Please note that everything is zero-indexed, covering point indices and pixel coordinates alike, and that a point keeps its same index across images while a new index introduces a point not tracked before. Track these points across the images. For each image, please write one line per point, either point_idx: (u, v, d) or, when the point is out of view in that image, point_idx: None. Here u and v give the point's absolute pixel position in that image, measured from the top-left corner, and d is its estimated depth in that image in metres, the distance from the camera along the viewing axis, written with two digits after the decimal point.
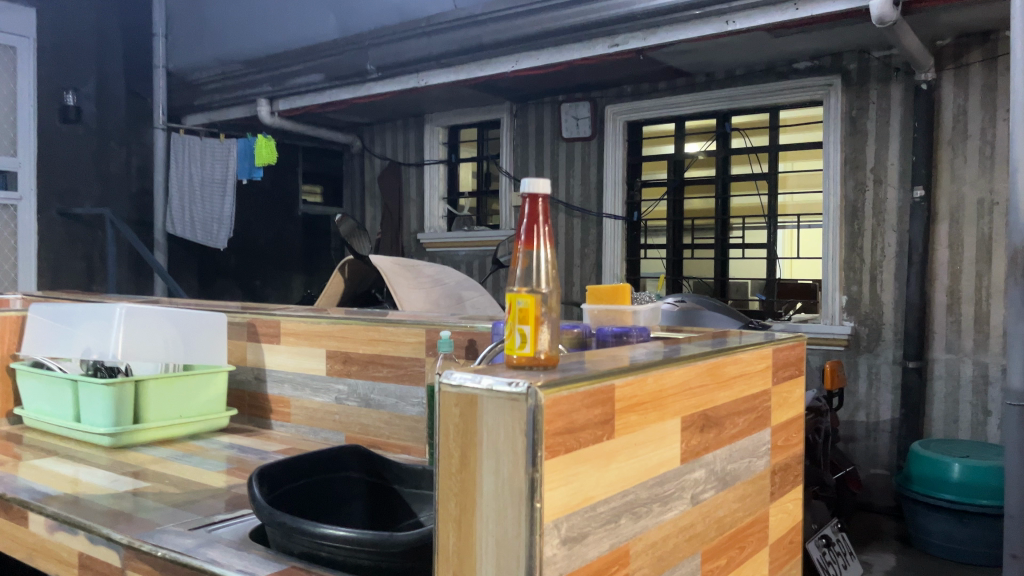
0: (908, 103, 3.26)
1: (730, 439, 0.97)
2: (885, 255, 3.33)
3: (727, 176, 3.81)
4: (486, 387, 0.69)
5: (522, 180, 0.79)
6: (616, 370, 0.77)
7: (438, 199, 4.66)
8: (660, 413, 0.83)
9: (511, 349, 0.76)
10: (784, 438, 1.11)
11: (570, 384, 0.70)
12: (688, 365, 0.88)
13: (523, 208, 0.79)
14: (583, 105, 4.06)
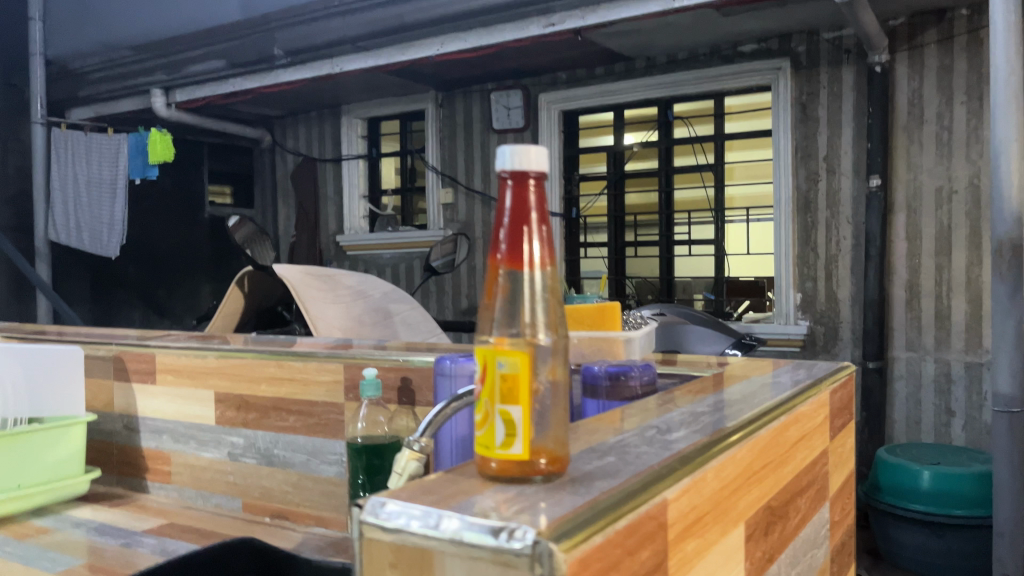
0: (860, 86, 3.02)
1: (793, 533, 0.72)
2: (840, 249, 3.10)
3: (671, 168, 3.56)
4: (448, 537, 0.39)
5: (499, 150, 0.47)
6: (672, 475, 0.49)
7: (359, 197, 4.28)
8: (721, 526, 0.55)
9: (486, 446, 0.45)
10: (839, 510, 0.90)
11: (609, 518, 0.41)
12: (746, 442, 0.60)
13: (503, 200, 0.47)
14: (515, 93, 3.74)
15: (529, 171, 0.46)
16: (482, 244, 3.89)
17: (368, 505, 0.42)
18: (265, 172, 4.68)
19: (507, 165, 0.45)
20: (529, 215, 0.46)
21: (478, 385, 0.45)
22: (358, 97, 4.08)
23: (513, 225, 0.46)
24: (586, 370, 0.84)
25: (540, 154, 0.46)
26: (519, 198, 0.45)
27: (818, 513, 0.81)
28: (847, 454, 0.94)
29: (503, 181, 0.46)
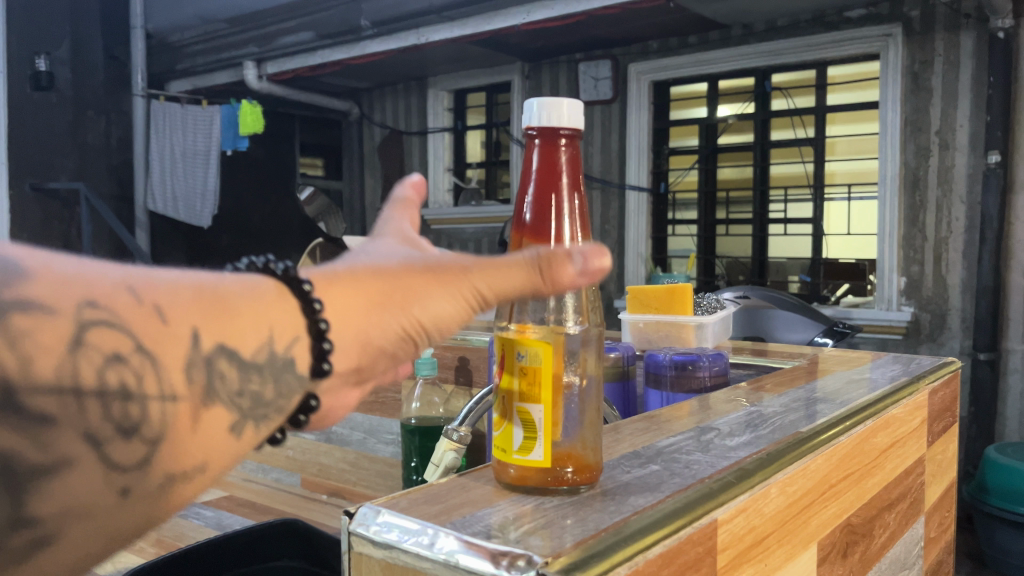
0: (981, 55, 2.77)
1: (877, 554, 0.67)
2: (951, 230, 2.87)
3: (767, 142, 3.40)
4: (443, 559, 0.37)
5: (529, 105, 0.47)
6: (723, 494, 0.46)
7: (444, 170, 4.26)
8: (784, 548, 0.52)
9: (505, 450, 0.43)
10: (936, 527, 0.82)
11: (641, 546, 0.39)
12: (818, 454, 0.56)
13: (532, 157, 0.47)
14: (604, 63, 3.64)
15: (560, 127, 0.46)
16: None
17: (359, 515, 0.42)
18: (353, 145, 4.71)
19: (535, 120, 0.46)
20: (559, 175, 0.46)
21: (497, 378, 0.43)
22: (444, 68, 4.05)
23: (541, 184, 0.46)
24: (652, 357, 0.85)
25: (573, 111, 0.46)
26: (548, 159, 0.46)
27: (911, 529, 0.74)
28: (947, 462, 0.86)
29: (533, 139, 0.47)
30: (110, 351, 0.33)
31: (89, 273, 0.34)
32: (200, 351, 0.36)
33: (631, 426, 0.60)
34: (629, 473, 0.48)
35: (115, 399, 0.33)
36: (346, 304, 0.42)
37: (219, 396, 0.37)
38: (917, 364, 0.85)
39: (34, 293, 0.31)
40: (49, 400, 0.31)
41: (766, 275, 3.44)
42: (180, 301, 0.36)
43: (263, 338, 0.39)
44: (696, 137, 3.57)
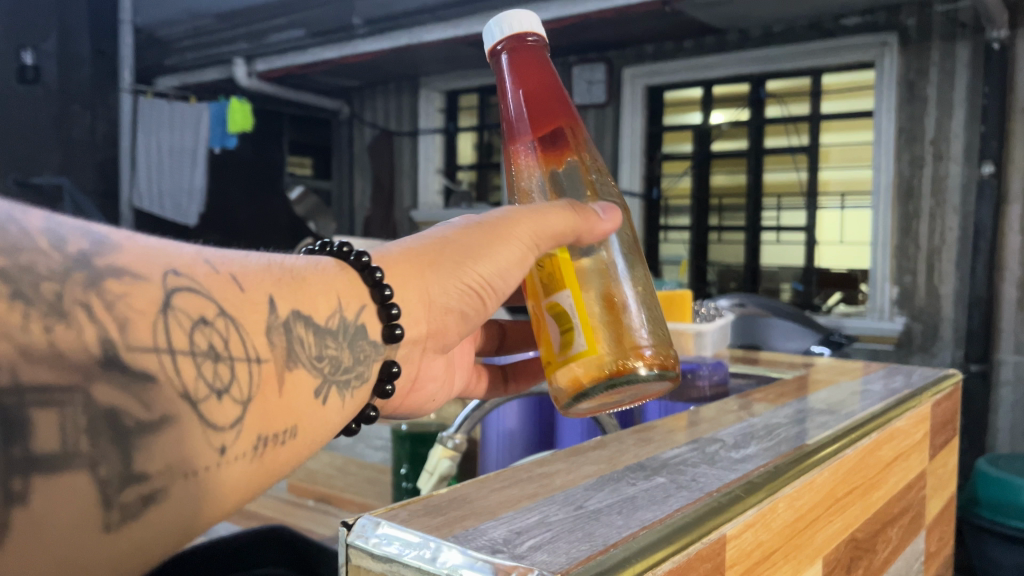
0: (976, 65, 2.76)
1: (881, 569, 0.61)
2: (944, 240, 2.85)
3: (761, 150, 3.39)
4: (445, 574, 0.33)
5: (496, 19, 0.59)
6: (728, 507, 0.41)
7: (434, 172, 4.23)
8: (791, 565, 0.47)
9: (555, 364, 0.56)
10: (936, 541, 0.76)
11: (651, 563, 0.35)
12: (826, 467, 0.51)
13: (516, 70, 0.58)
14: (599, 67, 3.59)
15: (526, 34, 0.59)
16: None
17: (358, 527, 0.37)
18: (343, 145, 4.67)
19: (508, 31, 0.58)
20: (542, 78, 0.58)
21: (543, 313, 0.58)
22: (436, 69, 4.02)
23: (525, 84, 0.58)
24: None
25: (534, 19, 0.59)
26: (528, 70, 0.58)
27: (912, 544, 0.68)
28: (948, 477, 0.80)
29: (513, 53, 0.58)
30: (198, 318, 0.38)
31: (176, 251, 0.41)
32: (278, 317, 0.44)
33: (628, 437, 0.56)
34: (633, 487, 0.44)
35: (207, 360, 0.38)
36: (405, 275, 0.55)
37: (301, 362, 0.45)
38: (916, 375, 0.82)
39: (122, 262, 0.36)
40: (150, 360, 0.35)
41: (758, 282, 3.46)
42: (253, 279, 0.45)
43: (332, 305, 0.49)
44: (689, 142, 3.56)
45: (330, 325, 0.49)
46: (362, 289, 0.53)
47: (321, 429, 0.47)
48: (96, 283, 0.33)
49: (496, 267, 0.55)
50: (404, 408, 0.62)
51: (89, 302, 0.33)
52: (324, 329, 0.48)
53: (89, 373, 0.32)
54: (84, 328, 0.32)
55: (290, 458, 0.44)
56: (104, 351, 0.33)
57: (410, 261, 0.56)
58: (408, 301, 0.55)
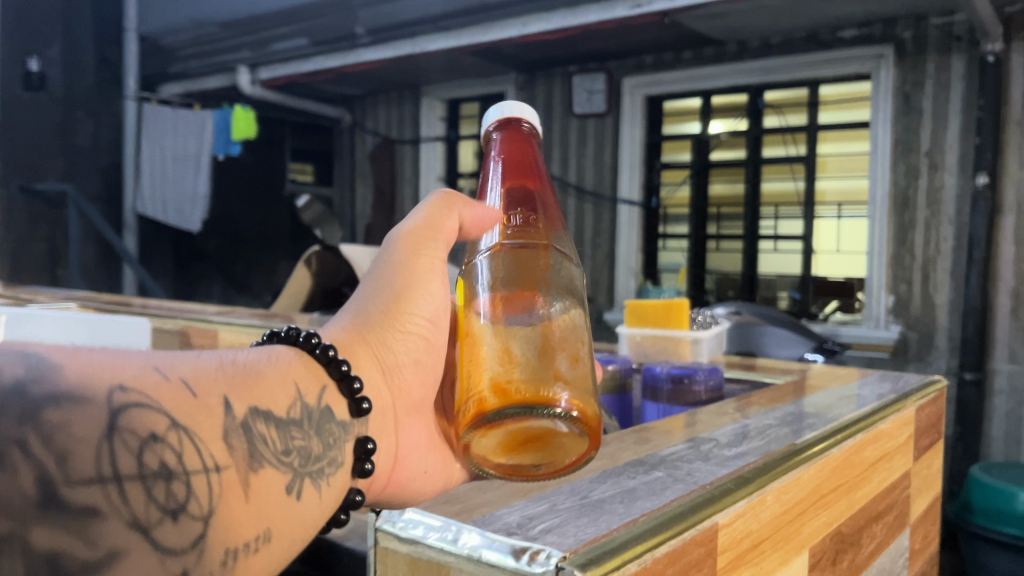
0: (971, 78, 2.80)
1: (866, 563, 0.65)
2: (939, 251, 2.88)
3: (759, 159, 3.41)
4: (466, 554, 0.37)
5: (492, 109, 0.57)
6: (717, 498, 0.44)
7: (435, 179, 4.26)
8: (778, 553, 0.50)
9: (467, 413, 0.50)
10: (921, 538, 0.79)
11: (651, 545, 0.38)
12: (812, 465, 0.54)
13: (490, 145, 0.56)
14: (598, 77, 3.66)
15: (521, 120, 0.56)
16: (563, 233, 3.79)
17: (385, 513, 0.41)
18: (344, 153, 4.70)
19: (504, 112, 0.56)
20: (529, 155, 0.55)
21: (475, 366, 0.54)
22: (438, 78, 4.06)
23: (512, 157, 0.55)
24: (650, 369, 0.84)
25: (523, 110, 0.56)
26: (500, 143, 0.55)
27: (897, 540, 0.72)
28: (933, 477, 0.83)
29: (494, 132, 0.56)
30: (147, 436, 0.35)
31: (122, 358, 0.37)
32: (234, 419, 0.41)
33: (627, 436, 0.59)
34: (634, 479, 0.47)
35: (158, 481, 0.35)
36: (357, 339, 0.53)
37: (266, 461, 0.42)
38: (903, 382, 0.85)
39: (63, 384, 0.33)
40: (93, 493, 0.32)
41: (756, 291, 3.47)
42: (205, 378, 0.41)
43: (292, 393, 0.46)
44: (688, 152, 3.60)
45: (291, 417, 0.45)
46: (320, 371, 0.49)
47: (300, 527, 0.43)
48: (36, 415, 0.31)
49: (430, 291, 0.57)
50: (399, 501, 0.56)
51: (27, 436, 0.30)
52: (286, 421, 0.44)
53: (26, 517, 0.29)
54: (20, 471, 0.30)
55: (268, 562, 0.40)
56: (42, 489, 0.30)
57: (355, 325, 0.54)
58: (369, 367, 0.52)
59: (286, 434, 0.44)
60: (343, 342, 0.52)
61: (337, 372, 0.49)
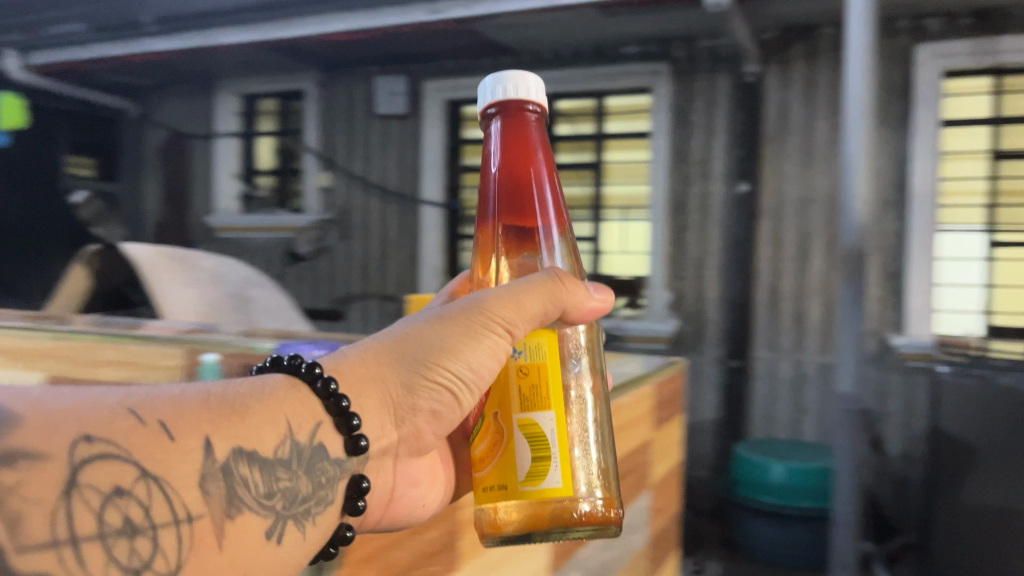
0: (733, 97, 3.14)
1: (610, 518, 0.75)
2: (708, 250, 3.19)
3: (553, 165, 3.60)
4: None
5: (494, 76, 0.52)
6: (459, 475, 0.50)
7: (231, 176, 4.11)
8: None
9: (493, 487, 0.50)
10: (662, 498, 0.92)
11: None
12: None
13: (507, 129, 0.52)
14: (400, 79, 3.72)
15: (526, 102, 0.52)
16: (358, 233, 3.86)
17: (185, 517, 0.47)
18: (130, 148, 4.39)
19: (500, 94, 0.51)
20: (535, 156, 0.52)
21: (477, 421, 0.54)
22: (236, 72, 3.94)
23: (505, 168, 0.52)
24: None
25: (536, 84, 0.52)
26: (522, 131, 0.52)
27: (636, 502, 0.82)
28: (672, 446, 0.97)
29: (507, 114, 0.52)
30: (110, 490, 0.40)
31: (95, 407, 0.42)
32: (214, 463, 0.45)
33: None
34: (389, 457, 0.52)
35: (119, 539, 0.40)
36: (364, 380, 0.55)
37: (244, 507, 0.47)
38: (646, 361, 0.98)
39: (21, 444, 0.37)
40: (45, 558, 0.36)
41: None
42: (185, 419, 0.45)
43: (282, 431, 0.50)
44: None
45: (280, 456, 0.49)
46: (316, 407, 0.52)
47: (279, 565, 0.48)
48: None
49: (474, 364, 0.54)
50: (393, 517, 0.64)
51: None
52: (273, 462, 0.49)
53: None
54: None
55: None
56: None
57: (372, 364, 0.56)
58: (371, 409, 0.55)
59: (272, 477, 0.49)
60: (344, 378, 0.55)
61: (333, 409, 0.53)
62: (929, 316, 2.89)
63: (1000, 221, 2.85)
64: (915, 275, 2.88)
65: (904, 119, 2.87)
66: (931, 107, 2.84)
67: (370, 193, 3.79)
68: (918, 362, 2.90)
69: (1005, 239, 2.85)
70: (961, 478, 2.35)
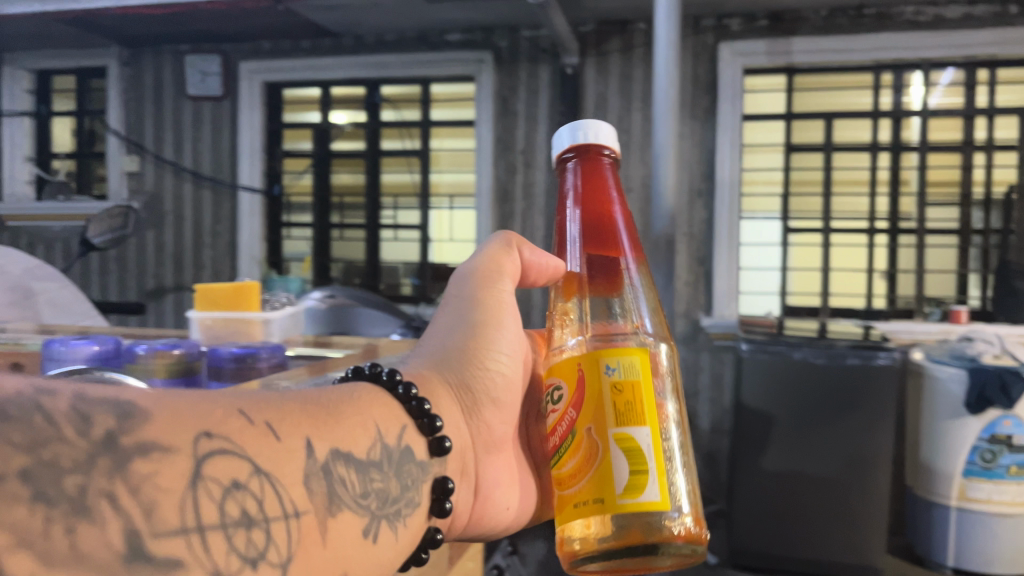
0: (554, 87, 3.20)
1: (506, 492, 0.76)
2: (533, 238, 3.25)
3: (377, 152, 3.53)
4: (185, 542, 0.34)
5: (570, 127, 0.60)
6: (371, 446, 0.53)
7: (23, 160, 3.74)
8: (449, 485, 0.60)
9: (587, 503, 0.52)
10: None
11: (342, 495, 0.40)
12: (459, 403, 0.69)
13: (582, 170, 0.60)
14: (213, 59, 3.53)
15: (600, 146, 0.60)
16: (171, 221, 3.67)
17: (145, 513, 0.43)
18: None
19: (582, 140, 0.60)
20: (609, 192, 0.61)
21: (560, 438, 0.55)
22: (26, 44, 3.59)
23: (587, 206, 0.60)
24: (215, 352, 1.01)
25: (606, 132, 0.60)
26: (596, 169, 0.60)
27: None
28: None
29: (583, 158, 0.60)
30: (229, 483, 0.42)
31: (210, 407, 0.45)
32: (315, 462, 0.50)
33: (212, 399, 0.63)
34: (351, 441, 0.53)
35: (238, 530, 0.41)
36: (429, 379, 0.68)
37: (344, 505, 0.51)
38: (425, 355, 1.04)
39: (154, 434, 0.39)
40: (176, 543, 0.37)
41: (378, 279, 3.58)
42: (288, 423, 0.50)
43: (372, 435, 0.57)
44: (309, 141, 3.60)
45: (371, 458, 0.56)
46: (401, 411, 0.62)
47: (369, 563, 0.53)
48: (124, 466, 0.36)
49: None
50: (474, 521, 0.73)
51: (115, 489, 0.35)
52: (366, 463, 0.55)
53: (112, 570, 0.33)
54: (109, 525, 0.34)
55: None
56: (129, 544, 0.35)
57: (434, 367, 0.70)
58: (445, 402, 0.68)
59: (366, 477, 0.55)
60: (421, 380, 0.68)
61: (417, 413, 0.63)
62: (733, 298, 3.08)
63: (795, 209, 3.15)
64: (720, 260, 3.06)
65: (711, 112, 3.05)
66: (733, 99, 3.01)
67: (182, 177, 3.62)
68: (724, 341, 3.06)
69: (799, 225, 3.16)
70: (760, 447, 2.52)
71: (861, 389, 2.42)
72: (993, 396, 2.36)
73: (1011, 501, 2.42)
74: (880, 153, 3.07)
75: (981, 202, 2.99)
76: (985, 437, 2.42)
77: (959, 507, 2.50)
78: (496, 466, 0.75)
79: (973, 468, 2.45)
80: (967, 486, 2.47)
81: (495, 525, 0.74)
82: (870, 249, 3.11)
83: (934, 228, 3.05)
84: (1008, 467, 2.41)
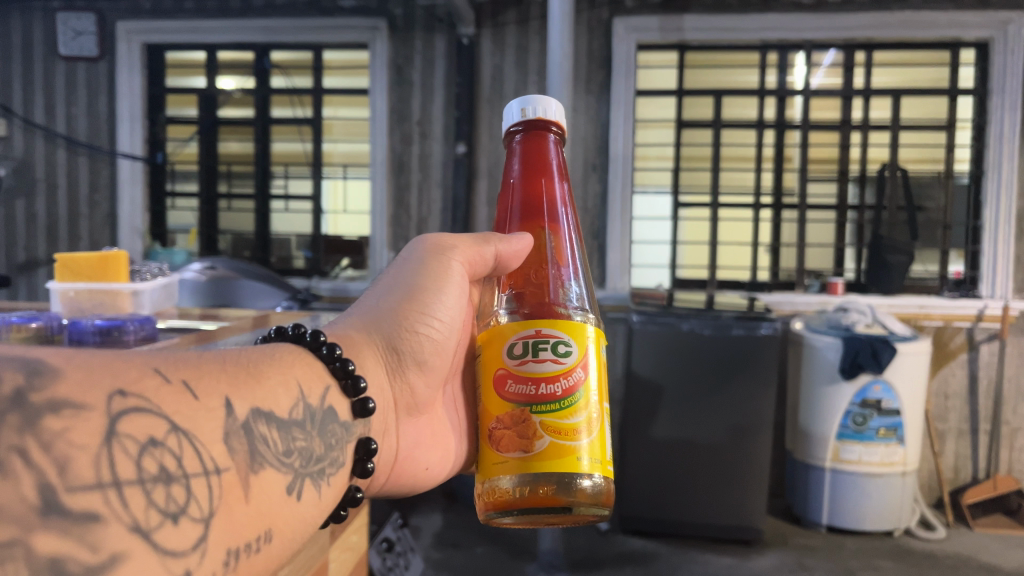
0: (450, 58, 3.16)
1: (425, 459, 0.77)
2: (429, 211, 3.22)
3: (268, 120, 3.41)
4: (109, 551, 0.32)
5: (526, 99, 0.63)
6: (286, 420, 0.55)
7: None
8: (335, 486, 0.60)
9: (588, 460, 0.58)
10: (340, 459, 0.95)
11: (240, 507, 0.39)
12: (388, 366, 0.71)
13: (529, 138, 0.64)
14: (87, 17, 3.32)
15: (547, 121, 0.63)
16: (43, 190, 3.44)
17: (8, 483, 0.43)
18: None
19: (535, 115, 0.63)
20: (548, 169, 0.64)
21: (562, 391, 0.58)
22: None
23: (530, 179, 0.64)
24: (76, 324, 0.94)
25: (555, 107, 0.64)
26: (544, 146, 0.64)
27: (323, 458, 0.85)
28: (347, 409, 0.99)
29: (531, 129, 0.63)
30: (145, 440, 0.40)
31: (123, 362, 0.42)
32: (235, 421, 0.49)
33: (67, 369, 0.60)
34: (286, 406, 0.55)
35: (157, 485, 0.40)
36: (357, 340, 0.69)
37: (265, 463, 0.51)
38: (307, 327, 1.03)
39: (64, 394, 0.37)
40: (93, 498, 0.36)
41: (269, 252, 3.47)
42: (206, 382, 0.48)
43: (295, 397, 0.57)
44: (194, 107, 3.46)
45: (294, 418, 0.56)
46: (324, 372, 0.62)
47: (294, 520, 0.54)
48: (35, 423, 0.35)
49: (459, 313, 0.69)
50: (393, 479, 0.74)
51: (26, 444, 0.34)
52: (288, 422, 0.55)
53: (28, 523, 0.32)
54: (22, 479, 0.33)
55: (266, 559, 0.49)
56: (43, 496, 0.34)
57: (366, 332, 0.70)
58: (372, 365, 0.69)
59: (289, 436, 0.55)
60: (347, 341, 0.68)
61: (340, 373, 0.63)
62: (626, 271, 3.15)
63: (684, 184, 3.25)
64: (613, 233, 3.11)
65: (605, 87, 3.08)
66: (626, 76, 3.05)
67: (56, 143, 3.40)
68: (617, 314, 3.11)
69: (689, 200, 3.26)
70: (650, 414, 2.58)
71: (750, 357, 2.51)
72: (866, 362, 2.50)
73: (879, 460, 2.58)
74: (765, 130, 3.17)
75: (857, 178, 3.13)
76: (857, 402, 2.56)
77: (832, 468, 2.64)
78: (415, 426, 0.76)
79: (846, 431, 2.59)
80: (840, 449, 2.61)
81: (413, 484, 0.77)
82: (755, 223, 3.22)
83: (814, 205, 3.19)
84: (877, 429, 2.56)
